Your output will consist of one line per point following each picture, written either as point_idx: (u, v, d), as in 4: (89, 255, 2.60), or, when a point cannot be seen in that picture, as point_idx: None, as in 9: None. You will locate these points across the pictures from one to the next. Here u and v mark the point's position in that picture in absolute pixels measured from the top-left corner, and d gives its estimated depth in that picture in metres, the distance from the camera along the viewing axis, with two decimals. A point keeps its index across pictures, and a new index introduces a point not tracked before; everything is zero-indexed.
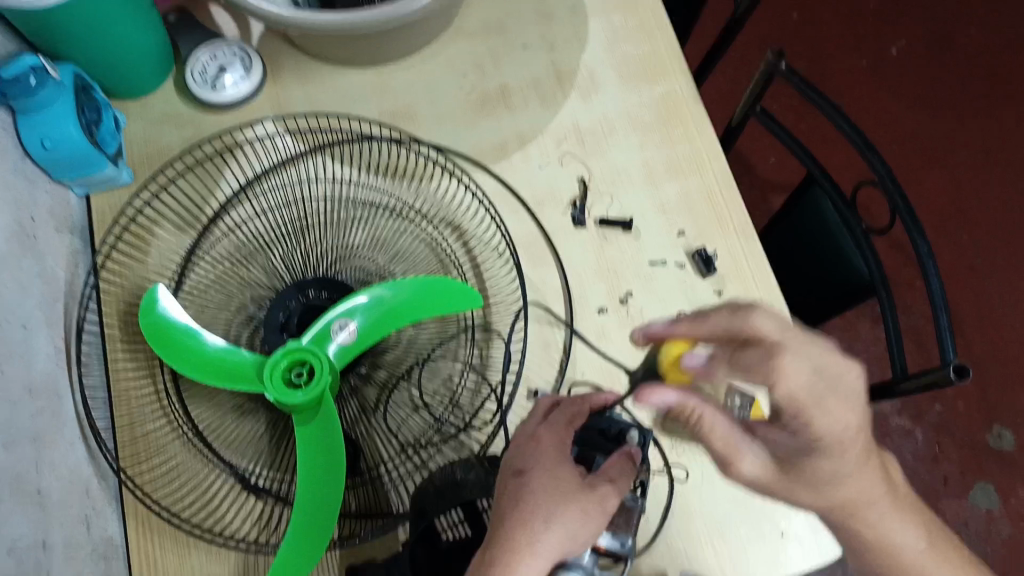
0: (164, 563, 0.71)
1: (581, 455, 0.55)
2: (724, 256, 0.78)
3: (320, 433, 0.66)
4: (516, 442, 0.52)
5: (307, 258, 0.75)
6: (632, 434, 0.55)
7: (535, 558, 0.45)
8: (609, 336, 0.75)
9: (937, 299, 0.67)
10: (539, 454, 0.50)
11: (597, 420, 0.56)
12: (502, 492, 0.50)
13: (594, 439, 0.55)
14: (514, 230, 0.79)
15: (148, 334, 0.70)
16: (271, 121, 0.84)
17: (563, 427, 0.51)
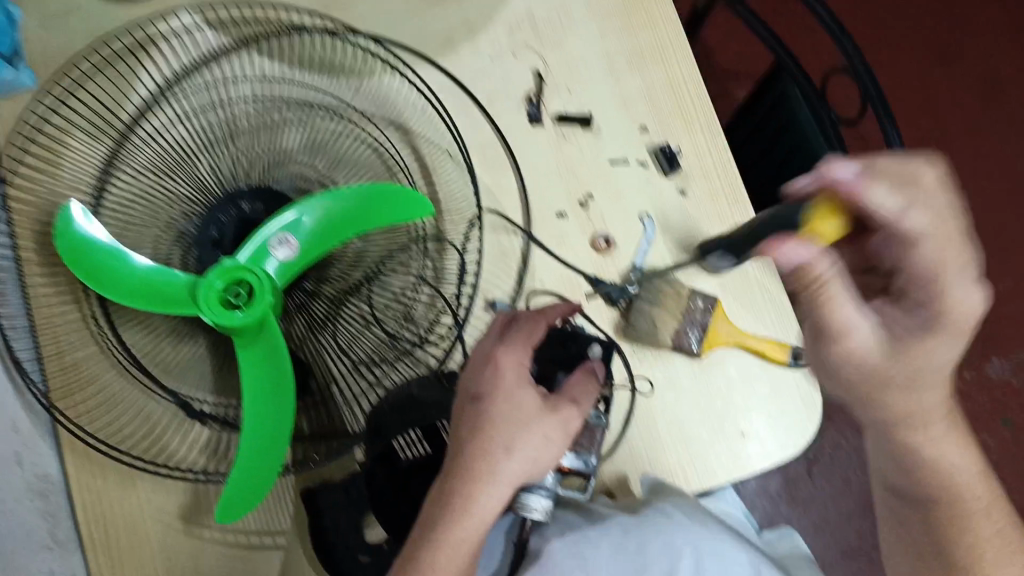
0: (108, 495, 0.66)
1: (541, 372, 0.51)
2: (688, 153, 0.74)
3: (263, 356, 0.62)
4: (472, 362, 0.48)
5: (239, 164, 0.69)
6: (596, 348, 0.52)
7: (496, 485, 0.44)
8: (569, 241, 0.71)
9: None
10: (499, 375, 0.47)
11: (555, 334, 0.52)
12: (459, 417, 0.47)
13: (555, 353, 0.52)
14: (465, 129, 0.73)
15: (67, 257, 0.64)
16: (188, 12, 0.75)
17: (522, 344, 0.48)
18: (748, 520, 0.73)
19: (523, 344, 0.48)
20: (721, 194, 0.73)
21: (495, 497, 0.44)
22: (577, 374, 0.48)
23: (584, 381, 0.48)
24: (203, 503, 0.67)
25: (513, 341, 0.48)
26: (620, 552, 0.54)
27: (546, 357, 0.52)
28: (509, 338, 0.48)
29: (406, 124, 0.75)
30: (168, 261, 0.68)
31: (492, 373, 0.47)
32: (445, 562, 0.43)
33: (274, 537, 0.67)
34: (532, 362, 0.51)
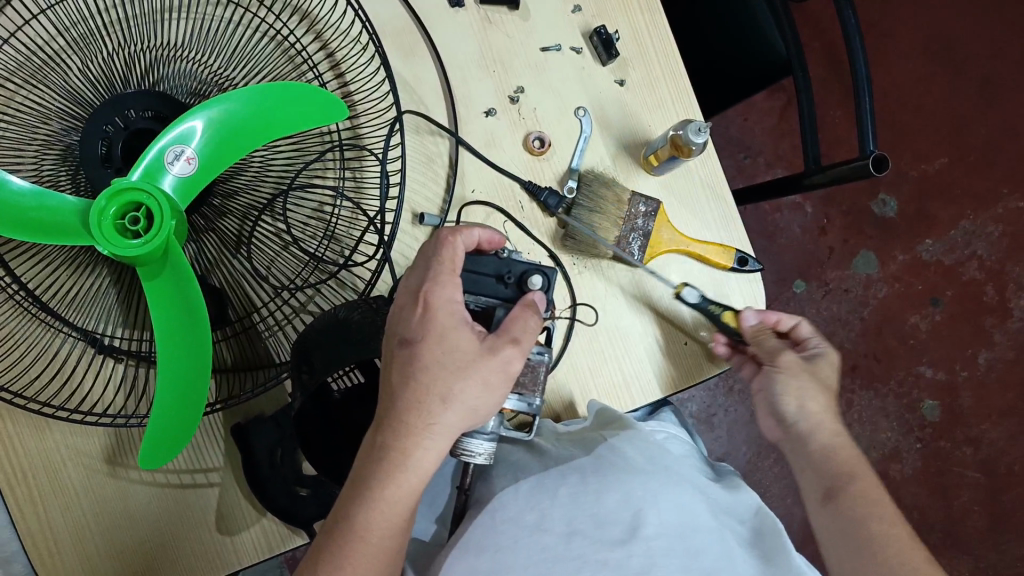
0: (21, 441, 0.62)
1: (477, 308, 0.48)
2: (626, 38, 0.68)
3: (172, 288, 0.56)
4: (400, 299, 0.44)
5: (116, 65, 0.59)
6: (535, 278, 0.47)
7: (434, 438, 0.42)
8: (499, 142, 0.66)
9: (816, 115, 0.64)
10: (431, 318, 0.43)
11: (489, 264, 0.47)
12: (389, 363, 0.43)
13: (492, 287, 0.47)
14: (377, 15, 0.64)
15: None
16: None
17: (450, 278, 0.44)
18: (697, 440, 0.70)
19: (451, 278, 0.44)
20: (658, 78, 0.68)
21: (434, 449, 0.42)
22: (515, 310, 0.45)
23: (523, 317, 0.44)
24: (128, 442, 0.64)
25: (444, 279, 0.44)
26: (581, 501, 0.51)
27: (481, 292, 0.47)
28: (436, 272, 0.44)
29: (308, 10, 0.66)
30: (54, 183, 0.58)
31: (423, 317, 0.43)
32: (381, 523, 0.41)
33: (207, 475, 0.64)
34: (467, 298, 0.47)
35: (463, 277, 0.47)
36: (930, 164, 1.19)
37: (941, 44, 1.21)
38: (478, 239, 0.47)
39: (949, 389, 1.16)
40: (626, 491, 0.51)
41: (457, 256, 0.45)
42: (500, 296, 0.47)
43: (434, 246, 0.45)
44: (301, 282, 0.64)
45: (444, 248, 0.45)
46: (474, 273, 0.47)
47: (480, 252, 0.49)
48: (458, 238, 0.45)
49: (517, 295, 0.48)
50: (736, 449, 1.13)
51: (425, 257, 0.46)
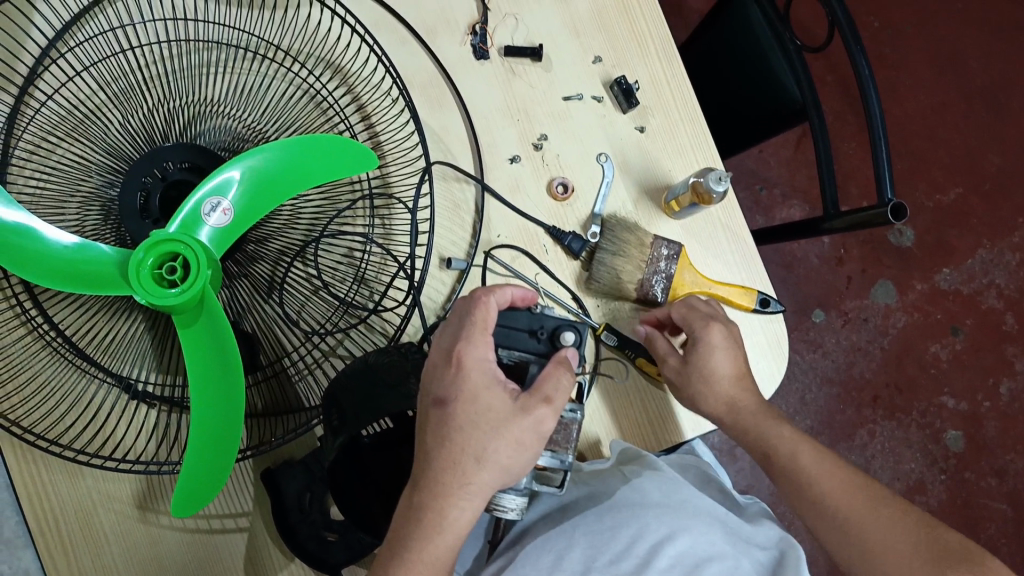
0: (54, 487, 0.63)
1: (511, 362, 0.48)
2: (646, 86, 0.69)
3: (207, 337, 0.58)
4: (434, 359, 0.46)
5: (157, 121, 0.61)
6: (568, 335, 0.47)
7: (469, 498, 0.43)
8: (523, 187, 0.67)
9: (827, 162, 0.65)
10: (464, 377, 0.44)
11: (522, 319, 0.48)
12: (424, 421, 0.45)
13: (526, 342, 0.48)
14: (406, 69, 0.67)
15: None
16: None
17: (483, 338, 0.45)
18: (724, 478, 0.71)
19: (483, 337, 0.45)
20: (679, 125, 0.69)
21: (468, 509, 0.43)
22: (547, 368, 0.45)
23: (555, 375, 0.45)
24: (158, 488, 0.65)
25: (478, 338, 0.45)
26: (599, 536, 0.51)
27: (514, 345, 0.48)
28: (469, 331, 0.45)
29: (339, 63, 0.69)
30: (95, 237, 0.60)
31: (456, 376, 0.44)
32: None
33: (236, 520, 0.65)
34: (501, 352, 0.48)
35: (496, 332, 0.47)
36: (945, 194, 1.19)
37: (953, 75, 1.22)
38: (512, 296, 0.48)
39: (972, 418, 1.16)
40: (641, 525, 0.52)
41: (488, 316, 0.46)
42: (533, 351, 0.48)
43: (467, 306, 0.47)
44: (331, 326, 0.65)
45: (478, 308, 0.46)
46: (507, 328, 0.48)
47: (513, 307, 0.49)
48: (490, 298, 0.46)
49: (550, 349, 0.48)
50: (758, 482, 1.13)
51: (458, 315, 0.47)
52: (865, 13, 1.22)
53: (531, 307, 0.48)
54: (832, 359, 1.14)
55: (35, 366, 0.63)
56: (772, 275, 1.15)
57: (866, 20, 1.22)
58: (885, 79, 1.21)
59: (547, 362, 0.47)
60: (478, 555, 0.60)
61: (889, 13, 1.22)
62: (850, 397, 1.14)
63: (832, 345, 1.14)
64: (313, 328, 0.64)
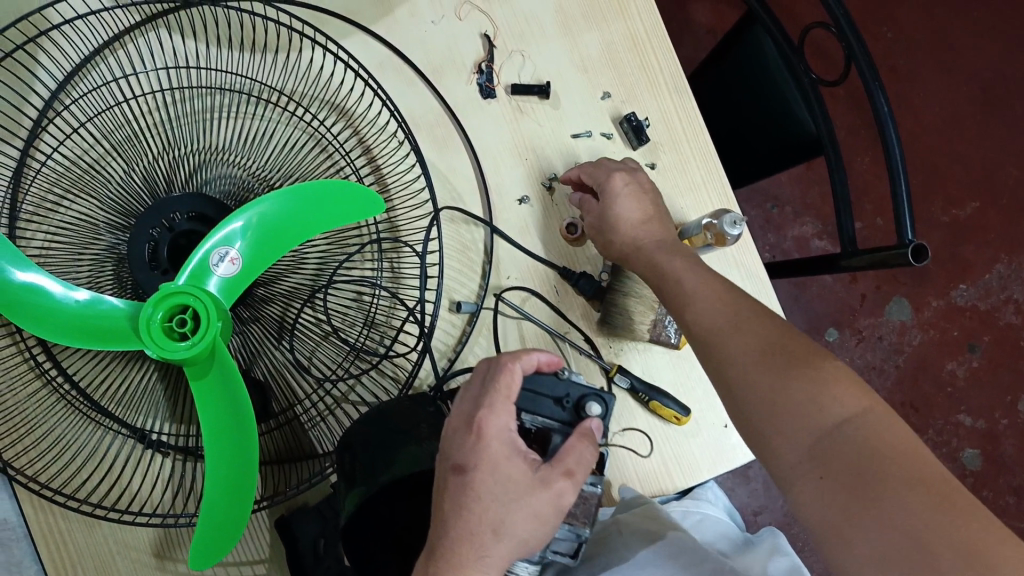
0: (71, 537, 0.63)
1: (534, 427, 0.48)
2: (656, 122, 0.69)
3: (219, 389, 0.57)
4: (453, 425, 0.45)
5: (162, 171, 0.60)
6: (594, 406, 0.47)
7: (487, 570, 0.42)
8: (533, 228, 0.67)
9: (844, 200, 0.64)
10: (484, 446, 0.44)
11: (548, 385, 0.48)
12: (441, 487, 0.44)
13: (550, 408, 0.48)
14: (413, 109, 0.66)
15: None
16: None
17: (505, 405, 0.45)
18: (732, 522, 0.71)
19: (506, 405, 0.45)
20: (690, 160, 0.68)
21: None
22: (571, 440, 0.45)
23: (578, 447, 0.45)
24: (175, 535, 0.66)
25: (500, 406, 0.45)
26: None
27: (538, 411, 0.47)
28: (492, 399, 0.45)
29: (344, 106, 0.69)
30: (105, 289, 0.59)
31: (476, 445, 0.44)
32: None
33: (253, 567, 0.66)
34: (524, 417, 0.47)
35: (521, 396, 0.47)
36: (961, 209, 1.18)
37: (968, 87, 1.20)
38: (538, 361, 0.47)
39: (989, 436, 1.14)
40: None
41: (513, 383, 0.45)
42: (557, 418, 0.48)
43: (491, 370, 0.46)
44: (342, 372, 0.65)
45: (503, 374, 0.45)
46: (533, 392, 0.48)
47: (540, 372, 0.48)
48: (516, 365, 0.46)
49: (575, 418, 0.48)
50: (772, 502, 1.12)
51: (481, 377, 0.47)
52: (878, 23, 1.20)
53: (558, 373, 0.48)
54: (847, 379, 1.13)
55: (50, 419, 0.63)
56: (785, 293, 1.14)
57: (879, 32, 1.20)
58: (899, 92, 1.19)
59: (571, 432, 0.47)
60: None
61: (902, 25, 1.20)
62: None
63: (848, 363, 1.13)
64: (324, 374, 0.64)
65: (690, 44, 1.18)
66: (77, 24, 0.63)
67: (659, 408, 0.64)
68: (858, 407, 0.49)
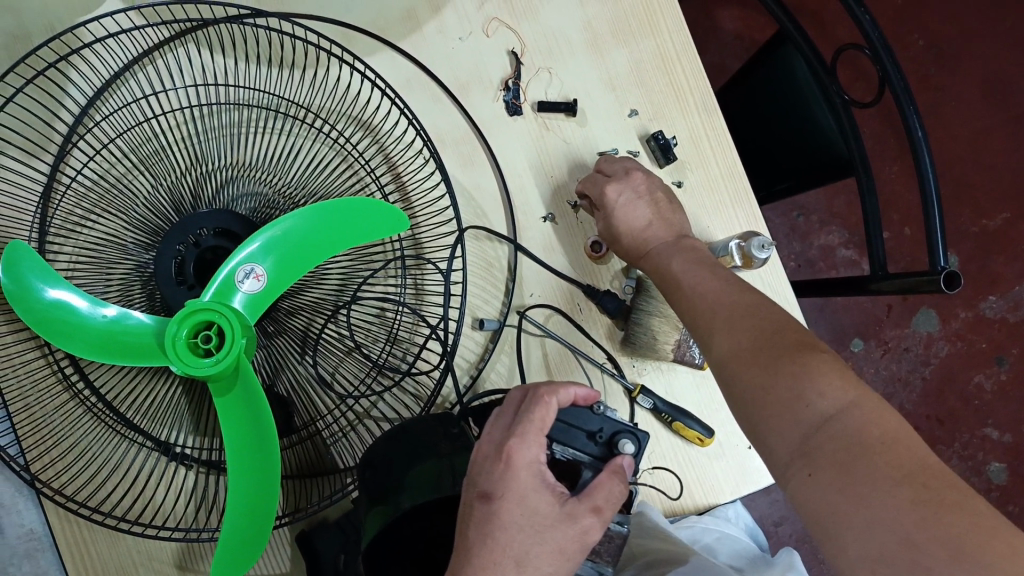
0: (95, 547, 0.64)
1: (564, 459, 0.47)
2: (684, 140, 0.68)
3: (242, 406, 0.57)
4: (481, 452, 0.45)
5: (189, 188, 0.61)
6: (627, 443, 0.46)
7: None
8: (558, 246, 0.67)
9: (875, 223, 0.63)
10: (512, 475, 0.43)
11: (583, 418, 0.47)
12: (467, 516, 0.43)
13: (582, 442, 0.47)
14: (438, 125, 0.66)
15: (19, 307, 0.56)
16: (121, 12, 0.66)
17: (536, 436, 0.44)
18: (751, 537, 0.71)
19: (537, 436, 0.44)
20: (718, 180, 0.68)
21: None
22: (600, 475, 0.45)
23: (607, 484, 0.44)
24: (197, 547, 0.66)
25: (532, 437, 0.44)
26: None
27: (570, 443, 0.47)
28: (524, 428, 0.44)
29: (369, 122, 0.69)
30: (131, 305, 0.60)
31: (505, 472, 0.43)
32: None
33: None
34: (555, 447, 0.47)
35: (554, 427, 0.47)
36: (992, 220, 1.15)
37: (1002, 95, 1.18)
38: (575, 395, 0.47)
39: (1015, 451, 1.12)
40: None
41: (547, 415, 0.45)
42: (588, 452, 0.47)
43: (527, 401, 0.46)
44: (364, 387, 0.65)
45: (537, 406, 0.45)
46: (567, 424, 0.47)
47: (574, 406, 0.47)
48: (552, 398, 0.45)
49: (606, 453, 0.47)
50: (792, 514, 1.11)
51: (516, 406, 0.46)
52: (910, 30, 1.17)
53: (594, 407, 0.48)
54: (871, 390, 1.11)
55: (75, 432, 0.64)
56: (810, 301, 1.12)
57: (911, 39, 1.18)
58: (930, 100, 1.17)
59: (601, 468, 0.46)
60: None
61: (935, 30, 1.18)
62: None
63: (873, 374, 1.12)
64: (347, 390, 0.64)
65: (717, 50, 1.16)
66: (109, 40, 0.64)
67: (682, 428, 0.64)
68: (848, 399, 0.46)
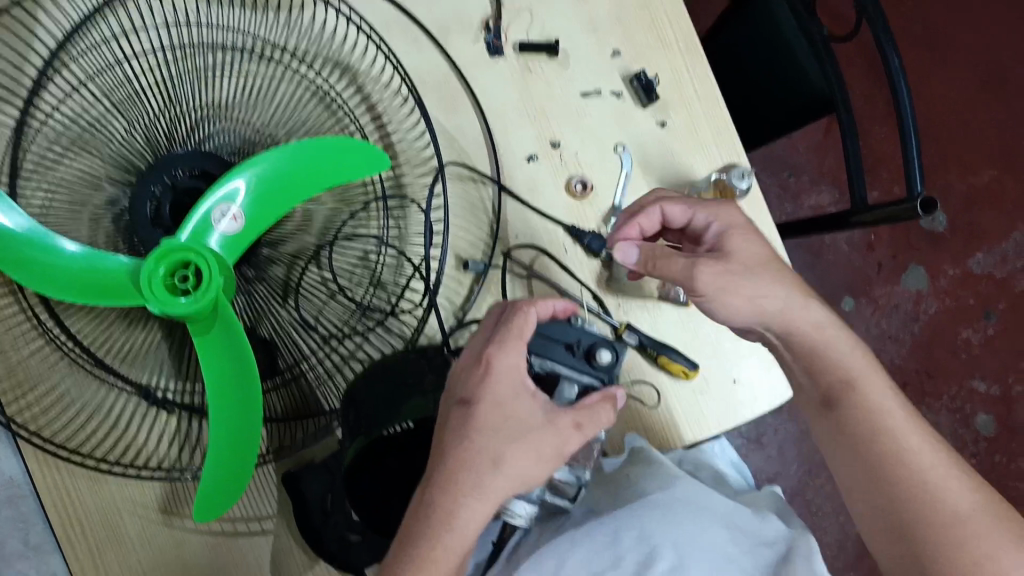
0: (78, 492, 0.64)
1: (542, 371, 0.49)
2: (667, 81, 0.68)
3: (227, 345, 0.56)
4: (461, 360, 0.47)
5: (164, 128, 0.60)
6: (604, 352, 0.49)
7: (481, 499, 0.43)
8: (542, 187, 0.66)
9: (851, 158, 0.63)
10: (490, 380, 0.46)
11: (561, 332, 0.50)
12: (444, 420, 0.46)
13: (561, 354, 0.49)
14: (417, 66, 0.65)
15: None
16: None
17: (515, 342, 0.47)
18: (740, 475, 0.75)
19: (517, 344, 0.47)
20: (700, 121, 0.67)
21: (478, 512, 0.43)
22: (594, 401, 0.47)
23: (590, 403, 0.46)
24: (182, 491, 0.66)
25: (510, 344, 0.47)
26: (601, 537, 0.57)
27: (548, 355, 0.49)
28: (502, 336, 0.47)
29: (347, 63, 0.68)
30: (108, 247, 0.60)
31: (483, 376, 0.46)
32: None
33: (261, 523, 0.66)
34: (535, 360, 0.49)
35: (533, 340, 0.49)
36: (978, 176, 1.16)
37: (988, 51, 1.18)
38: (553, 309, 0.50)
39: (1004, 402, 1.13)
40: (645, 542, 0.56)
41: (526, 326, 0.47)
42: (567, 364, 0.49)
43: (507, 312, 0.48)
44: (349, 330, 0.64)
45: (517, 316, 0.47)
46: (545, 338, 0.49)
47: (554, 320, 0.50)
48: (531, 309, 0.48)
49: (585, 364, 0.49)
50: (786, 469, 1.12)
51: (495, 321, 0.49)
52: None
53: (571, 321, 0.50)
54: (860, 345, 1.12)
55: (55, 377, 0.63)
56: (801, 260, 1.12)
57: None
58: (917, 58, 1.17)
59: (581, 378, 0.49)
60: (481, 562, 0.63)
61: None
62: None
63: (864, 329, 1.12)
64: (331, 332, 0.63)
65: (705, 9, 1.16)
66: None
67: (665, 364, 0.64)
68: None
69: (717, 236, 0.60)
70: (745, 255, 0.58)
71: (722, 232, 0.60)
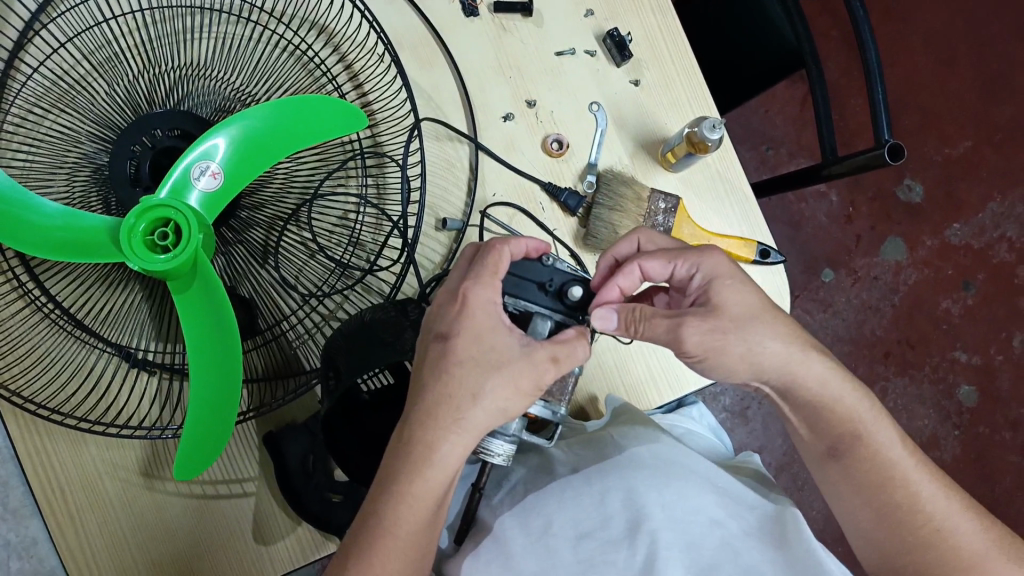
0: (56, 456, 0.64)
1: (517, 310, 0.50)
2: (640, 38, 0.69)
3: (206, 301, 0.55)
4: (438, 299, 0.49)
5: (141, 86, 0.60)
6: (575, 289, 0.50)
7: (460, 433, 0.46)
8: (519, 144, 0.67)
9: (822, 109, 0.64)
10: (468, 315, 0.47)
11: (534, 271, 0.50)
12: (423, 355, 0.48)
13: (534, 294, 0.50)
14: (393, 26, 0.66)
15: None
16: None
17: (490, 279, 0.48)
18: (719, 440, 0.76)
19: (491, 281, 0.48)
20: (674, 80, 0.69)
21: (457, 442, 0.46)
22: (569, 335, 0.48)
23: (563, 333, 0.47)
24: (163, 455, 0.65)
25: (485, 280, 0.48)
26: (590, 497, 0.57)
27: (521, 295, 0.50)
28: (477, 273, 0.48)
29: (323, 23, 0.69)
30: (86, 205, 0.59)
31: (460, 313, 0.47)
32: (407, 512, 0.45)
33: (242, 485, 0.66)
34: (509, 300, 0.50)
35: (506, 280, 0.50)
36: (955, 147, 1.17)
37: (960, 24, 1.20)
38: (527, 248, 0.50)
39: (984, 372, 1.14)
40: (633, 502, 0.56)
41: (500, 262, 0.49)
42: (540, 302, 0.50)
43: (482, 251, 0.49)
44: (329, 288, 0.65)
45: (490, 253, 0.49)
46: (519, 277, 0.50)
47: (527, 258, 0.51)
48: (504, 247, 0.49)
49: (557, 302, 0.50)
50: (772, 442, 1.13)
51: (470, 259, 0.51)
52: None
53: (544, 260, 0.50)
54: (842, 318, 1.13)
55: (34, 341, 0.63)
56: (781, 235, 1.14)
57: None
58: (891, 33, 1.19)
59: (552, 314, 0.50)
60: (462, 507, 0.64)
61: None
62: (861, 355, 1.12)
63: (845, 303, 1.13)
64: (311, 291, 0.63)
65: None
66: None
67: None
68: None
69: (702, 286, 0.53)
70: (737, 306, 0.52)
71: (706, 283, 0.53)
